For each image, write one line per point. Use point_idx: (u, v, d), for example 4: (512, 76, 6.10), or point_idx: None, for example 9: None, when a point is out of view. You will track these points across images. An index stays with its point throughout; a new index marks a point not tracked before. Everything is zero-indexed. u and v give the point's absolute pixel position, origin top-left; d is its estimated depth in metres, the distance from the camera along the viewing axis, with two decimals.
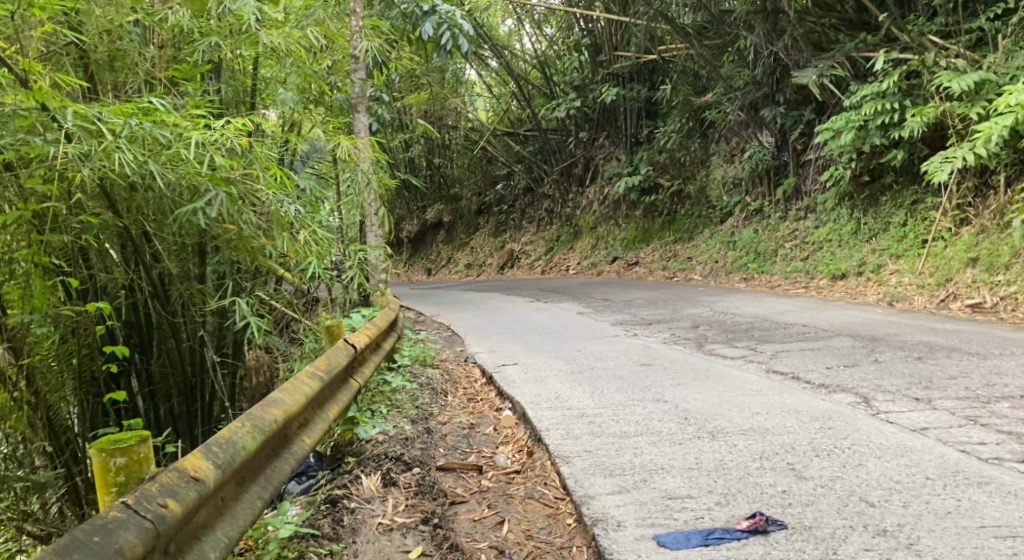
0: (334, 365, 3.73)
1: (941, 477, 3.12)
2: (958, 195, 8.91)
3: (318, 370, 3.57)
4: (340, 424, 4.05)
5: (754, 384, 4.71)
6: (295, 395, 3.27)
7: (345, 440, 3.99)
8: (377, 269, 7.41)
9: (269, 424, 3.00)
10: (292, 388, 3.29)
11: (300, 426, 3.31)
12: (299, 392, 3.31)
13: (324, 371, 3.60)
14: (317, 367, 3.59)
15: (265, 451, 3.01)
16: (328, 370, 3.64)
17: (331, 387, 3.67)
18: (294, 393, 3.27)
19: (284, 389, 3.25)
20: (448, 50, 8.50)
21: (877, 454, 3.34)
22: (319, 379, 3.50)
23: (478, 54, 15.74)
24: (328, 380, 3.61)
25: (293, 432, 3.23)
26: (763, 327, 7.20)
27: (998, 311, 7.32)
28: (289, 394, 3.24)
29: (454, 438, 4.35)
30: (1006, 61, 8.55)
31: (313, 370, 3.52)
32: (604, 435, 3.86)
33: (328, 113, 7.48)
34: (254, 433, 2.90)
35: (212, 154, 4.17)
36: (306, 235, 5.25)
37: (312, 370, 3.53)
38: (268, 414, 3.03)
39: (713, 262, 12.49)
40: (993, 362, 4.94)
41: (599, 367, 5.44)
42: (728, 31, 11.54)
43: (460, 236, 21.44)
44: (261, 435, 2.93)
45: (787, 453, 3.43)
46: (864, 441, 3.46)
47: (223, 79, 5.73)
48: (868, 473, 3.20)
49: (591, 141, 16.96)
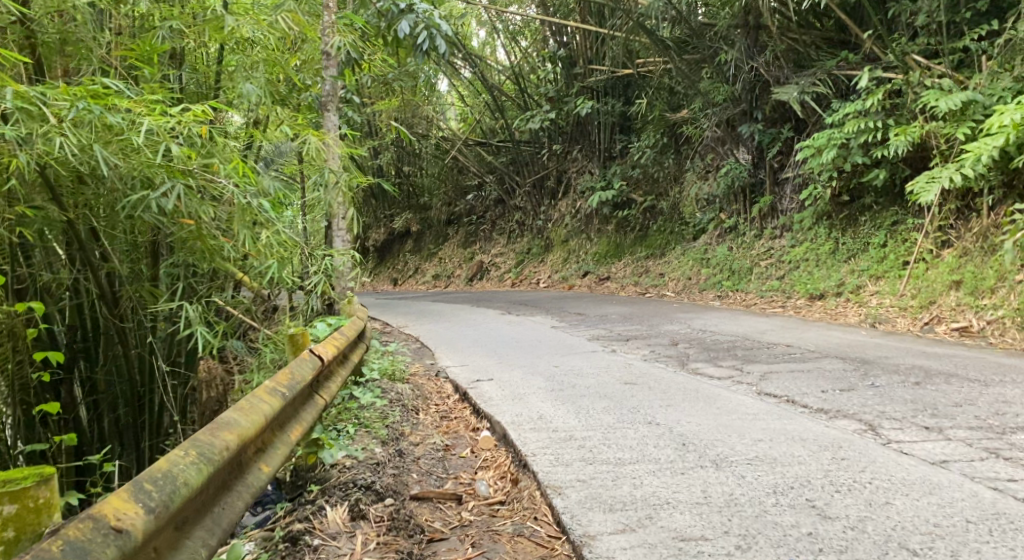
0: (298, 380, 3.35)
1: (982, 520, 2.82)
2: (940, 217, 8.75)
3: (280, 384, 3.20)
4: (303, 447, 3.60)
5: (749, 407, 4.39)
6: (252, 416, 2.90)
7: (307, 465, 3.61)
8: (343, 277, 6.98)
9: (218, 452, 2.64)
10: (250, 407, 2.92)
11: (258, 451, 2.94)
12: (257, 411, 2.94)
13: (287, 386, 3.23)
14: (280, 381, 3.22)
15: (214, 486, 2.65)
16: (291, 385, 3.27)
17: (294, 405, 3.30)
18: (251, 413, 2.91)
19: (240, 408, 2.88)
20: (425, 51, 8.09)
21: (904, 490, 3.03)
22: (281, 396, 3.13)
23: (451, 62, 15.36)
24: (291, 397, 3.24)
25: (249, 459, 2.86)
26: (746, 346, 6.92)
27: (986, 336, 7.10)
28: (245, 414, 2.87)
29: (428, 462, 3.98)
30: (991, 82, 8.36)
31: (274, 385, 3.15)
32: (598, 463, 3.51)
33: (298, 110, 7.05)
34: (199, 465, 2.54)
35: (169, 142, 3.79)
36: (270, 235, 4.86)
37: (273, 385, 3.16)
38: (217, 440, 2.67)
39: (687, 279, 12.24)
40: (996, 389, 4.68)
41: (581, 385, 5.09)
42: (709, 45, 11.32)
43: (428, 247, 21.02)
44: (209, 467, 2.57)
45: (803, 488, 3.11)
46: (884, 475, 3.16)
47: (182, 65, 5.40)
48: (899, 513, 2.89)
49: (564, 154, 16.69)
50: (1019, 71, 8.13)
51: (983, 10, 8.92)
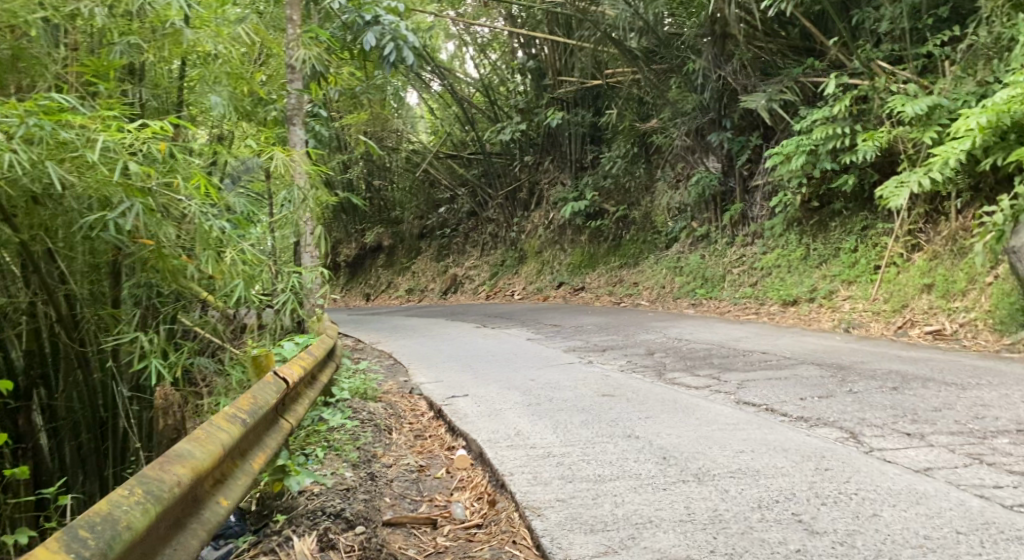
0: (261, 405, 3.23)
1: (972, 531, 2.76)
2: (909, 221, 8.79)
3: (240, 410, 3.07)
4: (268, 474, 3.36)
5: (729, 417, 4.32)
6: (207, 447, 2.77)
7: (273, 493, 3.40)
8: (312, 294, 6.83)
9: (167, 491, 2.50)
10: (205, 437, 2.79)
11: (215, 484, 2.81)
12: (213, 441, 2.82)
13: (247, 412, 3.11)
14: (239, 407, 3.10)
15: (163, 527, 2.50)
16: (252, 410, 3.14)
17: (257, 432, 3.18)
18: (205, 444, 2.78)
19: (194, 439, 2.75)
20: (392, 63, 7.96)
21: (891, 501, 2.98)
22: (240, 423, 3.00)
23: (420, 76, 15.28)
24: (252, 423, 3.12)
25: (204, 494, 2.72)
26: (723, 354, 6.88)
27: (960, 338, 7.05)
28: (199, 445, 2.75)
29: (401, 484, 3.87)
30: (955, 87, 8.40)
31: (233, 412, 3.03)
32: (577, 481, 3.42)
33: (263, 125, 6.89)
34: (145, 505, 2.41)
35: (126, 159, 3.73)
36: (234, 254, 4.79)
37: (232, 411, 3.04)
38: (166, 477, 2.54)
39: (661, 287, 12.21)
40: (974, 392, 4.65)
41: (558, 399, 5.00)
42: (677, 55, 11.33)
43: (401, 261, 20.88)
44: (155, 507, 2.43)
45: (789, 502, 3.04)
46: (870, 485, 3.10)
47: (140, 77, 5.22)
48: (888, 525, 2.83)
49: (535, 165, 16.66)
50: (982, 75, 8.19)
51: (945, 16, 9.00)
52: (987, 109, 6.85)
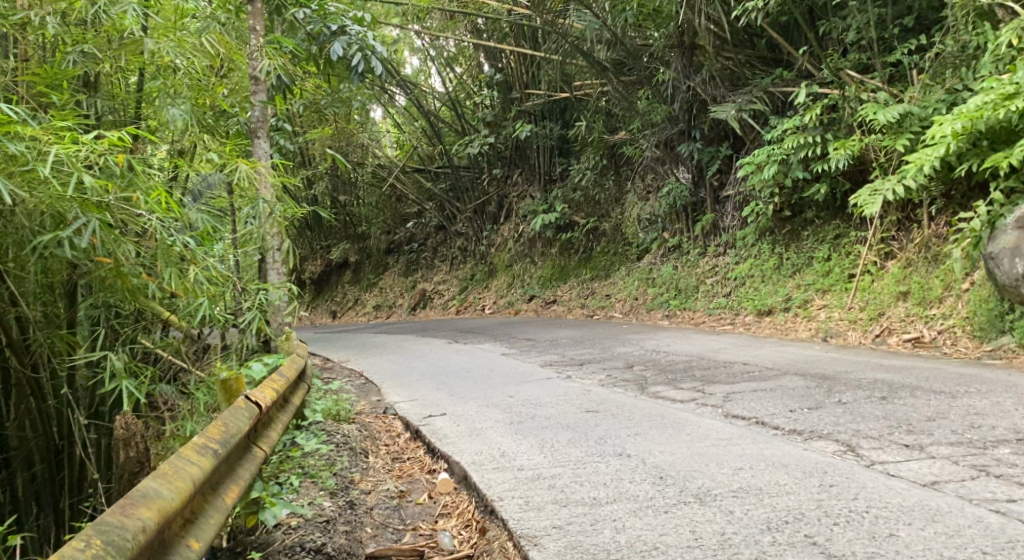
0: (233, 433, 3.02)
1: (997, 550, 2.66)
2: (882, 229, 8.76)
3: (212, 440, 2.86)
4: (242, 507, 3.19)
5: (720, 431, 4.18)
6: (175, 485, 2.57)
7: (248, 528, 3.21)
8: (279, 313, 6.58)
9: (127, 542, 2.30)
10: (173, 474, 2.59)
11: (183, 525, 2.61)
12: (182, 477, 2.62)
13: (219, 441, 2.90)
14: (210, 436, 2.89)
15: None
16: (223, 440, 2.93)
17: (229, 463, 2.96)
18: (174, 481, 2.58)
19: (161, 476, 2.55)
20: (359, 73, 7.77)
21: (906, 519, 2.87)
22: (211, 455, 2.80)
23: (386, 90, 15.07)
24: (224, 454, 2.90)
25: (171, 538, 2.52)
26: (703, 366, 6.75)
27: (939, 345, 6.97)
28: (166, 483, 2.55)
29: (382, 513, 3.67)
30: (925, 94, 8.34)
31: (204, 442, 2.82)
32: (571, 505, 3.24)
33: (223, 138, 6.63)
34: None
35: (80, 173, 3.72)
36: (197, 271, 4.61)
37: (203, 441, 2.83)
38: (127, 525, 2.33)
39: (634, 299, 12.10)
40: (965, 401, 4.55)
41: (541, 416, 4.82)
42: (645, 66, 11.26)
43: (368, 277, 20.59)
44: None
45: (798, 523, 2.91)
46: (879, 502, 2.99)
47: (94, 88, 5.05)
48: (908, 547, 2.71)
49: (504, 179, 16.55)
50: (950, 83, 8.13)
51: (910, 26, 9.02)
52: (960, 115, 6.81)
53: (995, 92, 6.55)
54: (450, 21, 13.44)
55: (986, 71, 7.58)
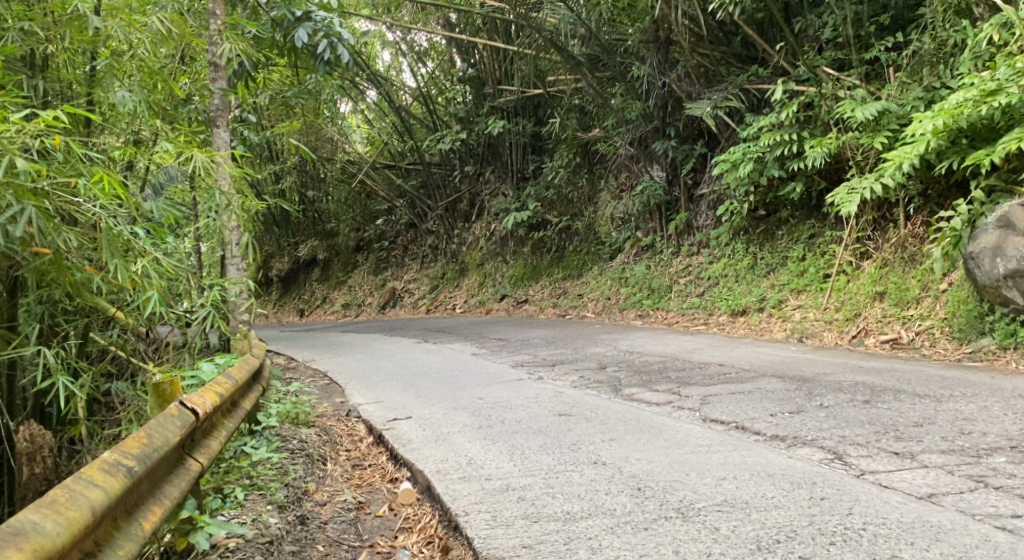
0: (156, 446, 2.84)
1: None
2: (858, 228, 8.62)
3: (126, 456, 2.69)
4: (171, 528, 2.96)
5: (700, 438, 3.97)
6: (65, 515, 2.39)
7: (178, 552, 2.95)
8: (237, 311, 6.25)
9: None
10: (65, 502, 2.41)
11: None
12: (78, 506, 2.44)
13: (136, 457, 2.73)
14: (125, 452, 2.71)
15: None
16: (142, 455, 2.76)
17: (146, 482, 2.77)
18: (66, 511, 2.40)
19: (48, 506, 2.38)
20: (326, 61, 7.47)
21: (907, 539, 2.68)
22: (120, 476, 2.62)
23: (354, 85, 14.74)
24: (140, 474, 2.71)
25: None
26: (677, 367, 6.56)
27: (918, 347, 6.80)
28: (53, 515, 2.37)
29: (337, 528, 3.43)
30: (902, 92, 8.17)
31: (116, 459, 2.66)
32: (543, 521, 3.01)
33: (179, 126, 6.28)
34: None
35: (14, 155, 3.53)
36: (147, 264, 4.39)
37: (115, 457, 2.66)
38: None
39: (606, 299, 11.90)
40: (951, 405, 4.37)
41: (510, 420, 4.58)
42: (620, 62, 11.04)
43: (336, 274, 20.21)
44: None
45: (791, 542, 2.71)
46: (876, 518, 2.80)
47: (39, 69, 4.79)
48: None
49: (475, 176, 16.31)
50: (928, 81, 7.98)
51: (886, 24, 8.88)
52: (941, 112, 6.63)
53: (977, 89, 6.39)
54: (422, 14, 13.14)
55: (964, 68, 7.37)
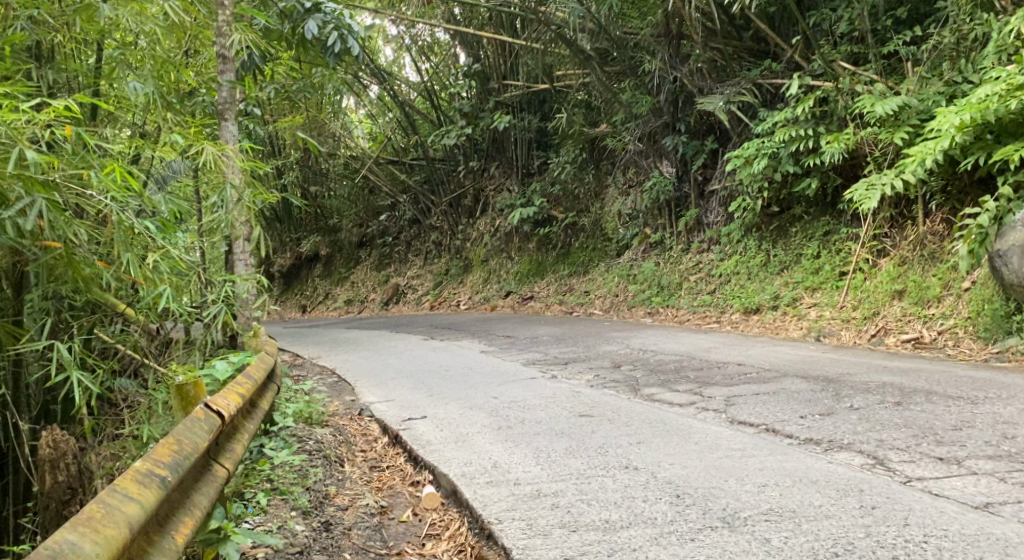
0: (185, 454, 2.72)
1: None
2: (874, 226, 8.48)
3: (158, 465, 2.58)
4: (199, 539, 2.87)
5: (732, 441, 3.83)
6: (103, 534, 2.28)
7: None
8: (246, 308, 6.09)
9: None
10: (101, 520, 2.30)
11: None
12: (114, 522, 2.33)
13: (167, 466, 2.61)
14: (156, 460, 2.60)
15: None
16: (173, 463, 2.65)
17: (176, 493, 2.65)
18: (102, 531, 2.29)
19: (84, 526, 2.27)
20: (335, 53, 7.29)
21: (974, 553, 2.69)
22: (153, 487, 2.50)
23: (358, 80, 14.57)
24: (172, 485, 2.60)
25: None
26: (695, 366, 6.42)
27: (941, 346, 6.67)
28: (90, 535, 2.26)
29: (362, 534, 3.31)
30: (921, 88, 7.97)
31: (148, 469, 2.54)
32: (582, 530, 3.01)
33: (186, 118, 6.10)
34: None
35: (23, 147, 3.40)
36: (158, 258, 4.28)
37: (147, 467, 2.55)
38: None
39: (614, 296, 11.76)
40: (988, 408, 4.23)
41: (531, 421, 4.45)
42: (630, 56, 10.75)
43: (338, 270, 20.06)
44: None
45: (850, 555, 2.74)
46: (938, 530, 2.82)
47: (45, 60, 4.76)
48: None
49: (480, 172, 16.14)
50: (949, 75, 7.80)
51: (903, 18, 8.72)
52: (967, 107, 6.47)
53: (1004, 83, 6.24)
54: (427, 8, 12.96)
55: (988, 62, 7.22)
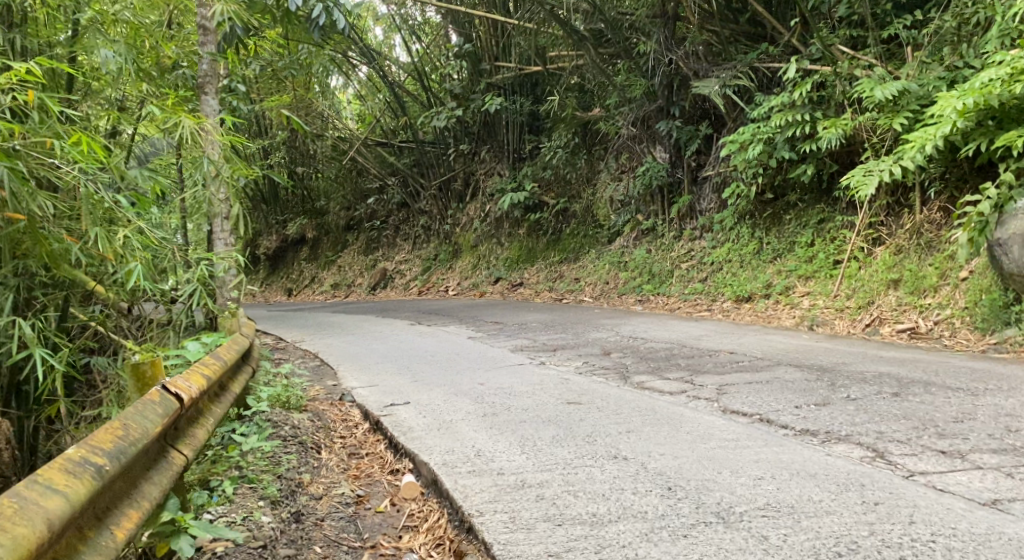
0: (132, 440, 2.57)
1: None
2: (870, 213, 8.33)
3: (95, 453, 2.43)
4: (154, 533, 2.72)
5: (726, 431, 3.69)
6: (15, 532, 2.13)
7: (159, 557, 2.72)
8: (224, 288, 5.89)
9: None
10: (15, 516, 2.15)
11: None
12: (29, 519, 2.18)
13: (107, 454, 2.46)
14: (94, 448, 2.45)
15: None
16: (115, 450, 2.50)
17: (117, 482, 2.50)
18: (15, 528, 2.14)
19: None
20: (320, 26, 7.05)
21: (983, 553, 2.56)
22: (84, 479, 2.35)
23: (348, 60, 14.30)
24: (111, 475, 2.45)
25: None
26: (686, 354, 6.27)
27: (937, 337, 6.54)
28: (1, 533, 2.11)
29: (336, 526, 3.17)
30: (921, 73, 7.81)
31: (82, 458, 2.39)
32: (568, 524, 2.86)
33: (164, 90, 5.88)
34: None
35: None
36: (129, 234, 4.10)
37: (82, 455, 2.40)
38: None
39: (605, 283, 11.60)
40: (989, 399, 4.09)
41: (517, 408, 4.29)
42: (625, 37, 10.55)
43: (325, 254, 19.82)
44: None
45: (854, 555, 2.60)
46: (945, 529, 2.69)
47: (15, 25, 4.46)
48: None
49: (471, 155, 15.92)
50: (950, 61, 7.64)
51: (903, 2, 8.54)
52: (970, 91, 6.34)
53: (1010, 66, 6.09)
54: None
55: (990, 47, 7.06)
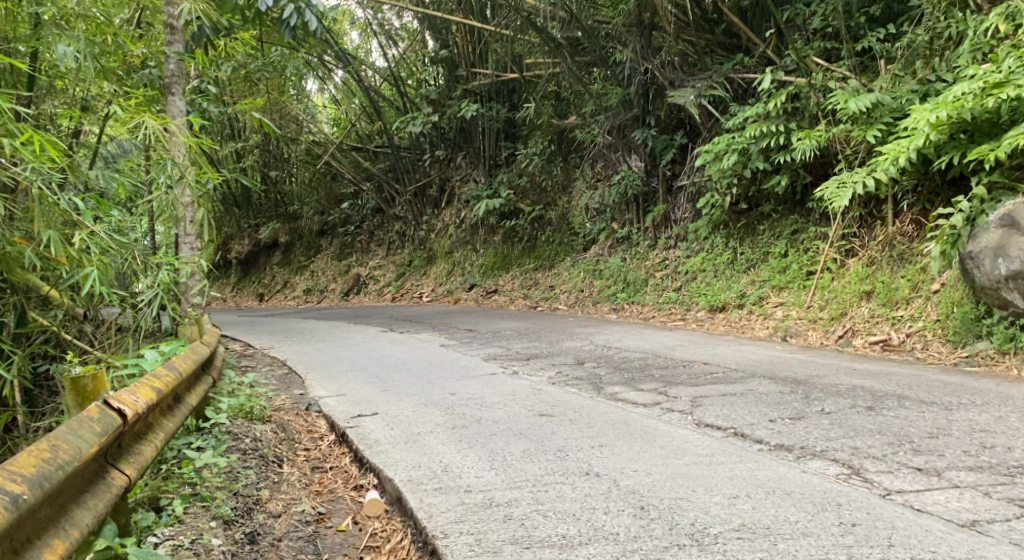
0: (57, 465, 2.47)
1: None
2: (844, 224, 8.33)
3: (14, 481, 2.33)
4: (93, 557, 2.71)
5: (700, 445, 3.61)
6: None
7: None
8: (189, 294, 5.74)
9: None
10: None
11: None
12: None
13: (27, 481, 2.36)
14: (13, 475, 2.34)
15: None
16: (37, 476, 2.40)
17: (39, 510, 2.41)
18: None
19: None
20: (292, 28, 6.89)
21: None
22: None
23: (323, 63, 14.15)
24: (31, 503, 2.35)
25: None
26: (661, 365, 6.20)
27: (910, 349, 6.53)
28: None
29: (293, 546, 3.06)
30: (895, 85, 7.83)
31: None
32: (537, 547, 2.77)
33: (129, 90, 5.72)
34: None
35: None
36: (85, 236, 3.96)
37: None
38: None
39: (579, 291, 11.54)
40: (964, 415, 4.05)
41: (488, 420, 4.19)
42: (601, 46, 10.51)
43: (298, 259, 19.60)
44: None
45: None
46: (925, 553, 2.63)
47: None
48: None
49: (446, 161, 15.80)
50: (923, 74, 7.65)
51: (877, 16, 8.56)
52: (943, 104, 6.33)
53: (983, 80, 6.11)
54: None
55: (963, 61, 7.08)
